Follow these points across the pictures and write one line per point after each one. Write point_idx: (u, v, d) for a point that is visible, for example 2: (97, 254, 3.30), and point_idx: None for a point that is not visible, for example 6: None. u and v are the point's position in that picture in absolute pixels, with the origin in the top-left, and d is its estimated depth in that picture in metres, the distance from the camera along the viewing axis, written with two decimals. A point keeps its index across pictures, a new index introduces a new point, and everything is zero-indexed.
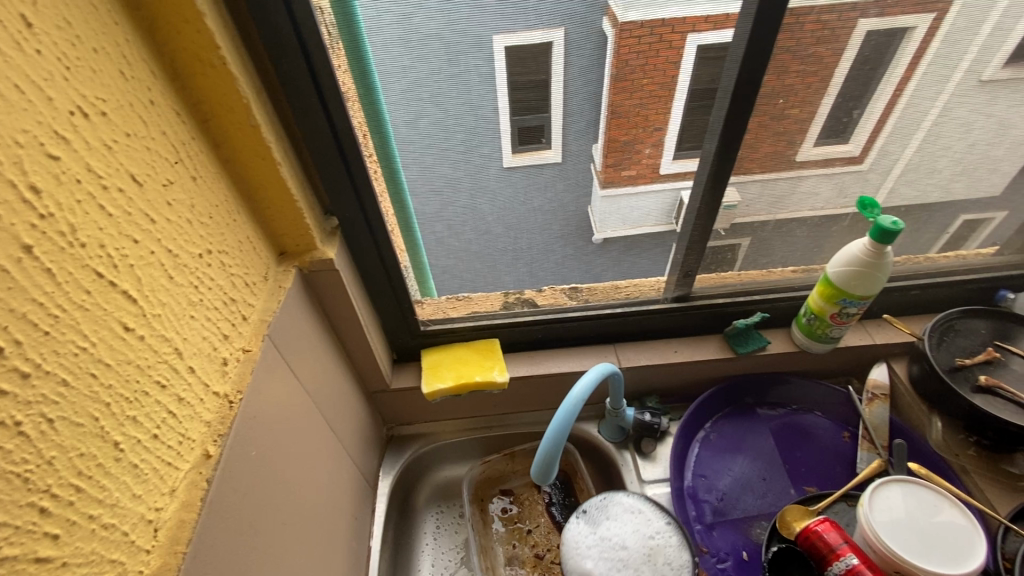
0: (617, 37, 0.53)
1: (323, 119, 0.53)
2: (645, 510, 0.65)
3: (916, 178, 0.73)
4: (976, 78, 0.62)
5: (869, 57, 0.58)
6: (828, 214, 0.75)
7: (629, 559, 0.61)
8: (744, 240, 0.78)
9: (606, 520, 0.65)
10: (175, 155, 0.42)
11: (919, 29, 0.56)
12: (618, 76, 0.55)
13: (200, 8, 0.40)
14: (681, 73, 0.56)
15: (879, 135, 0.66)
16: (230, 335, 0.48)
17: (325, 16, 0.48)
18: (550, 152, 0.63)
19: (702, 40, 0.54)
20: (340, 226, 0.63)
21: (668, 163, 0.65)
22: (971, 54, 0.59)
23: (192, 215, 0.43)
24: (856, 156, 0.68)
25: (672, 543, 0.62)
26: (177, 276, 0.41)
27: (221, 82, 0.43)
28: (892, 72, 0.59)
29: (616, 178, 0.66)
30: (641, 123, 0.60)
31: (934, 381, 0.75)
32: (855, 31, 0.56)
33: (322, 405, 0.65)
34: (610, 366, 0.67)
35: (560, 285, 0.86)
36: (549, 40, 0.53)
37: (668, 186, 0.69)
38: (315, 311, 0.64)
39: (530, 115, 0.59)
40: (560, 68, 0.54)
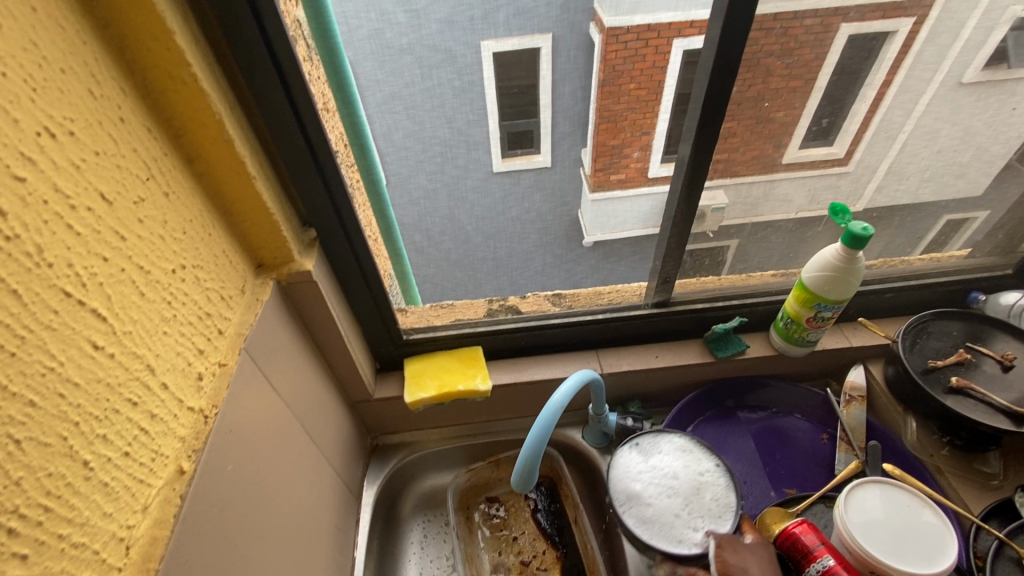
0: None
1: (299, 133, 0.53)
2: (694, 450, 0.72)
3: (887, 185, 0.75)
4: (956, 79, 0.63)
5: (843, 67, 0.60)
6: (803, 218, 0.78)
7: (679, 488, 0.68)
8: (731, 243, 0.81)
9: (658, 454, 0.72)
10: (146, 172, 0.42)
11: (900, 32, 0.58)
12: None
13: (171, 27, 0.40)
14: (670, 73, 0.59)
15: (862, 139, 0.69)
16: (206, 350, 0.48)
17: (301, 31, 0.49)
18: None
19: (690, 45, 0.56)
20: (318, 238, 0.63)
21: None
22: (952, 57, 0.61)
23: (165, 231, 0.43)
24: (840, 158, 0.71)
25: (720, 483, 0.69)
26: (149, 292, 0.41)
27: (193, 99, 0.44)
28: (874, 76, 0.62)
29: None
30: (632, 126, 0.63)
31: (907, 383, 0.77)
32: (838, 33, 0.57)
33: (303, 417, 0.65)
34: (589, 373, 0.67)
35: (543, 292, 0.89)
36: None
37: None
38: (294, 323, 0.64)
39: None
40: None
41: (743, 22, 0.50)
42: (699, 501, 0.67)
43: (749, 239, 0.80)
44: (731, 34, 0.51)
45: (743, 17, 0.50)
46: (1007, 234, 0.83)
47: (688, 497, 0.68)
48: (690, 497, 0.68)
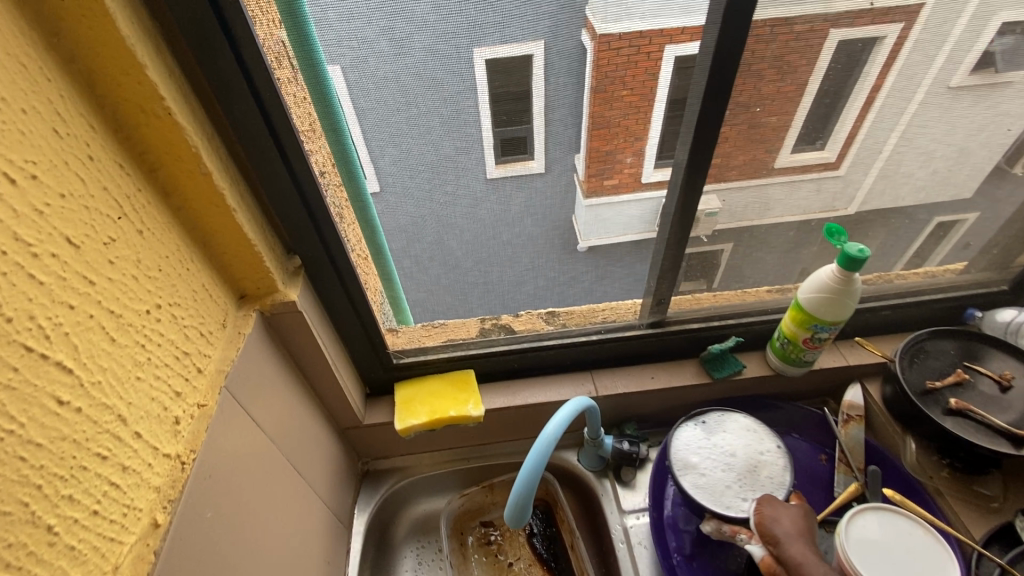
0: (595, 49, 0.51)
1: (281, 163, 0.51)
2: (759, 432, 0.76)
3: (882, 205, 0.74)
4: (943, 85, 0.60)
5: (832, 86, 0.57)
6: (803, 219, 0.73)
7: (736, 463, 0.73)
8: (726, 245, 0.75)
9: (723, 432, 0.76)
10: (118, 211, 0.40)
11: (887, 38, 0.54)
12: (599, 87, 0.53)
13: (141, 59, 0.38)
14: (659, 85, 0.54)
15: (853, 140, 0.64)
16: (184, 391, 0.46)
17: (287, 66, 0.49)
18: (534, 162, 0.60)
19: (678, 51, 0.52)
20: (303, 266, 0.61)
21: (650, 171, 0.63)
22: (935, 68, 0.58)
23: (139, 271, 0.42)
24: (833, 162, 0.65)
25: (778, 464, 0.72)
26: (121, 337, 0.39)
27: (168, 132, 0.42)
28: (857, 95, 0.59)
29: (599, 187, 0.62)
30: (622, 133, 0.57)
31: (905, 402, 0.76)
32: (825, 40, 0.53)
33: (289, 449, 0.63)
34: (586, 400, 0.66)
35: (536, 311, 0.84)
36: (527, 53, 0.51)
37: (650, 195, 0.65)
38: (279, 352, 0.62)
39: (513, 126, 0.56)
40: (540, 80, 0.53)
41: (739, 33, 0.50)
42: (754, 478, 0.71)
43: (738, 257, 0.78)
44: (728, 41, 0.50)
45: (739, 29, 0.50)
46: (1002, 250, 0.82)
47: (743, 472, 0.72)
48: (745, 473, 0.72)
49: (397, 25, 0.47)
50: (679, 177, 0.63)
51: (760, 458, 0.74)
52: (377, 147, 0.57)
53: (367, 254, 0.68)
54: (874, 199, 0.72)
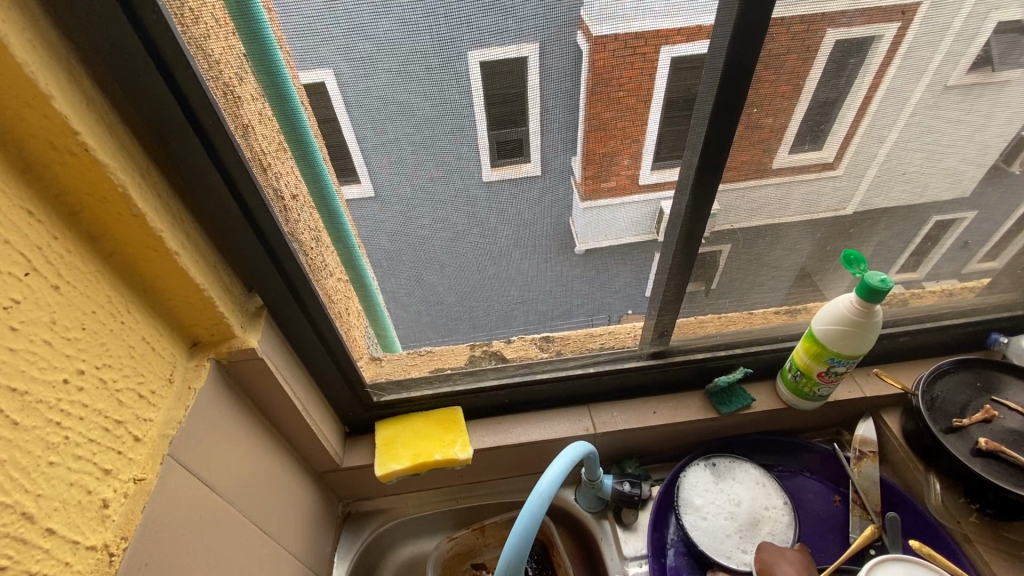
0: (592, 52, 0.45)
1: (231, 198, 0.46)
2: (767, 484, 0.74)
3: (904, 228, 0.68)
4: (940, 84, 0.52)
5: (851, 102, 0.51)
6: (812, 219, 0.64)
7: (740, 514, 0.71)
8: (723, 248, 0.65)
9: (732, 479, 0.74)
10: (25, 266, 0.34)
11: (884, 38, 0.47)
12: (594, 91, 0.46)
13: (47, 90, 0.32)
14: (655, 88, 0.47)
15: (850, 141, 0.55)
16: (116, 467, 0.40)
17: (252, 91, 0.44)
18: (529, 166, 0.52)
19: (677, 52, 0.45)
20: (266, 305, 0.55)
21: (647, 173, 0.54)
22: (937, 60, 0.50)
23: (53, 333, 0.35)
24: (830, 163, 0.57)
25: (783, 520, 0.71)
26: (26, 420, 0.33)
27: (87, 171, 0.36)
28: (852, 97, 0.51)
29: (596, 190, 0.54)
30: (619, 136, 0.50)
31: (926, 438, 0.70)
32: (822, 39, 0.46)
33: (252, 507, 0.57)
34: (584, 446, 0.60)
35: (531, 336, 0.76)
36: (522, 55, 0.44)
37: (645, 198, 0.57)
38: (239, 400, 0.56)
39: (508, 129, 0.49)
40: (535, 88, 0.46)
41: (751, 48, 0.44)
42: (756, 532, 0.70)
43: (736, 280, 0.71)
44: (739, 57, 0.45)
45: (751, 44, 0.44)
46: None
47: (746, 525, 0.71)
48: (747, 526, 0.70)
49: (356, 45, 0.42)
50: (687, 188, 0.56)
51: (765, 511, 0.72)
52: (346, 177, 0.51)
53: (346, 278, 0.62)
54: (892, 220, 0.66)
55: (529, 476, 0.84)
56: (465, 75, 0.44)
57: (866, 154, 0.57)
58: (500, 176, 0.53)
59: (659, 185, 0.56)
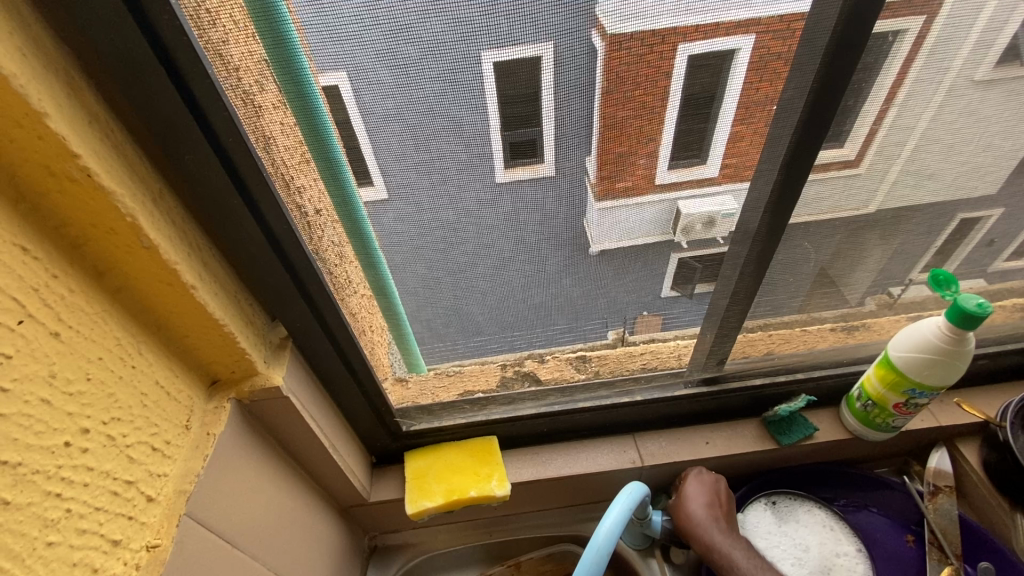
0: (607, 50, 0.38)
1: (252, 222, 0.40)
2: (838, 530, 0.69)
3: (960, 242, 0.62)
4: (967, 78, 0.44)
5: (899, 102, 0.45)
6: (843, 220, 0.54)
7: (809, 559, 0.66)
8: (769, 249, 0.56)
9: (797, 523, 0.69)
10: (18, 312, 0.28)
11: (909, 32, 0.40)
12: (609, 92, 0.40)
13: (42, 106, 0.27)
14: (672, 87, 0.40)
15: (876, 137, 0.47)
16: (125, 535, 0.35)
17: (274, 97, 0.38)
18: (545, 167, 0.45)
19: (694, 49, 0.38)
20: (290, 336, 0.50)
21: (664, 172, 0.46)
22: (963, 50, 0.42)
23: (53, 389, 0.30)
24: (852, 160, 0.48)
25: (857, 569, 0.66)
26: (21, 496, 0.28)
27: (92, 200, 0.31)
28: (875, 95, 0.43)
29: (611, 191, 0.47)
30: (634, 136, 0.43)
31: (1018, 476, 0.63)
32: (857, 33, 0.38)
33: (273, 558, 0.52)
34: (641, 488, 0.55)
35: (565, 354, 0.69)
36: (536, 54, 0.38)
37: (661, 198, 0.48)
38: (261, 441, 0.50)
39: (522, 128, 0.42)
40: (549, 89, 0.39)
41: (860, 42, 0.38)
42: None
43: (802, 300, 0.64)
44: (842, 51, 0.38)
45: (857, 40, 0.37)
46: None
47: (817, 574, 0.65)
48: (818, 573, 0.65)
49: (399, 49, 0.36)
50: (763, 204, 0.49)
51: (837, 558, 0.67)
52: (363, 180, 0.44)
53: (370, 293, 0.56)
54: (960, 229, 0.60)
55: (570, 509, 0.78)
56: (480, 79, 0.38)
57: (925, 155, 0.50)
58: (516, 177, 0.45)
59: (702, 183, 0.48)
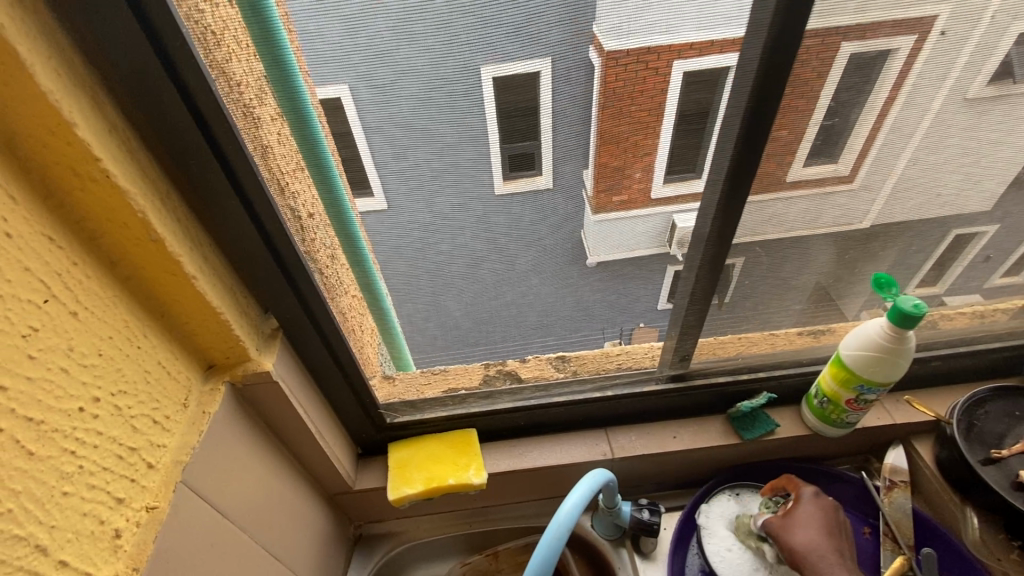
0: (604, 67, 0.43)
1: (248, 221, 0.45)
2: None
3: (917, 256, 0.67)
4: (960, 96, 0.49)
5: (864, 123, 0.50)
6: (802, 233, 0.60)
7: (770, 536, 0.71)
8: (738, 260, 0.62)
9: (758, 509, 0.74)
10: (44, 292, 0.33)
11: (901, 52, 0.45)
12: (608, 103, 0.45)
13: (71, 117, 0.32)
14: (668, 103, 0.45)
15: (867, 156, 0.53)
16: (127, 495, 0.39)
17: (273, 112, 0.44)
18: (542, 179, 0.51)
19: (689, 66, 0.44)
20: (281, 327, 0.55)
21: (659, 186, 0.52)
22: (955, 71, 0.47)
23: (69, 362, 0.35)
24: (845, 176, 0.54)
25: None
26: (42, 449, 0.33)
27: (109, 196, 0.35)
28: (868, 113, 0.49)
29: (606, 204, 0.53)
30: (632, 151, 0.49)
31: (962, 470, 0.67)
32: (837, 54, 0.44)
33: (262, 535, 0.56)
34: (604, 474, 0.59)
35: (545, 355, 0.77)
36: (535, 70, 0.43)
37: (657, 211, 0.54)
38: (254, 424, 0.55)
39: (518, 142, 0.48)
40: (548, 96, 0.44)
41: (784, 69, 0.43)
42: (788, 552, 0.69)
43: (758, 302, 0.69)
44: (773, 68, 0.42)
45: (781, 65, 0.42)
46: None
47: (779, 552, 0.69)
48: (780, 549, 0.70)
49: (377, 72, 0.41)
50: (712, 212, 0.54)
51: None
52: (361, 189, 0.50)
53: (361, 295, 0.61)
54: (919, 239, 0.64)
55: (545, 501, 0.82)
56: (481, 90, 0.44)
57: (882, 167, 0.54)
58: (514, 189, 0.51)
59: (690, 197, 0.54)
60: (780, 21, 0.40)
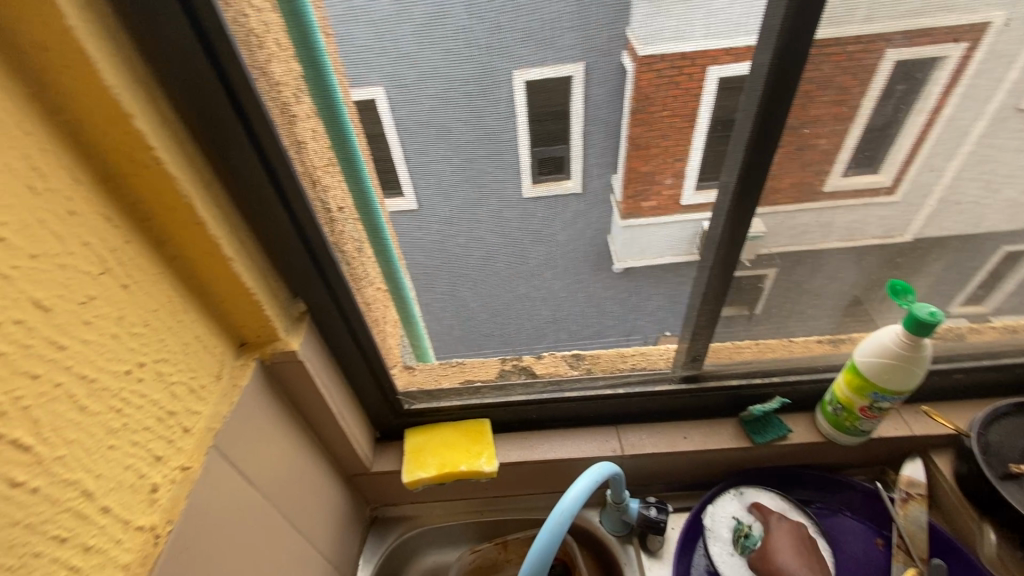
0: (636, 72, 0.46)
1: (281, 210, 0.49)
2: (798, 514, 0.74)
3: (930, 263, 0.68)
4: (1011, 105, 0.52)
5: (908, 132, 0.53)
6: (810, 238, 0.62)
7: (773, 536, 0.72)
8: (772, 270, 0.65)
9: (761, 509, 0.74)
10: (100, 265, 0.37)
11: (949, 60, 0.47)
12: (639, 109, 0.48)
13: (129, 110, 0.36)
14: (702, 109, 0.48)
15: (911, 164, 0.56)
16: (165, 455, 0.43)
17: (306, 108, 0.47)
18: (571, 183, 0.56)
19: (724, 72, 0.46)
20: (308, 311, 0.58)
21: (691, 193, 0.56)
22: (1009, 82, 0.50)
23: (119, 329, 0.39)
24: (887, 187, 0.58)
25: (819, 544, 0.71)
26: (94, 404, 0.37)
27: (159, 182, 0.39)
28: (915, 117, 0.51)
29: (638, 209, 0.58)
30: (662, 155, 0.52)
31: (979, 483, 0.66)
32: (880, 61, 0.46)
33: (285, 506, 0.59)
34: (609, 467, 0.61)
35: (560, 352, 0.80)
36: (565, 74, 0.47)
37: (687, 218, 0.59)
38: (281, 401, 0.59)
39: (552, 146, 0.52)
40: (579, 103, 0.48)
41: (792, 73, 0.43)
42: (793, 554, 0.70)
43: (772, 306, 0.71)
44: (783, 70, 0.43)
45: (791, 67, 0.43)
46: None
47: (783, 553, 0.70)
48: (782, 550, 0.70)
49: (401, 72, 0.46)
50: (725, 211, 0.54)
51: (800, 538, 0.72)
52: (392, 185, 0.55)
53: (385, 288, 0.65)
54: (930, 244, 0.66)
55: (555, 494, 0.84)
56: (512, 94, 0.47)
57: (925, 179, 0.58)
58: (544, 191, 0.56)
59: None
60: (790, 26, 0.40)
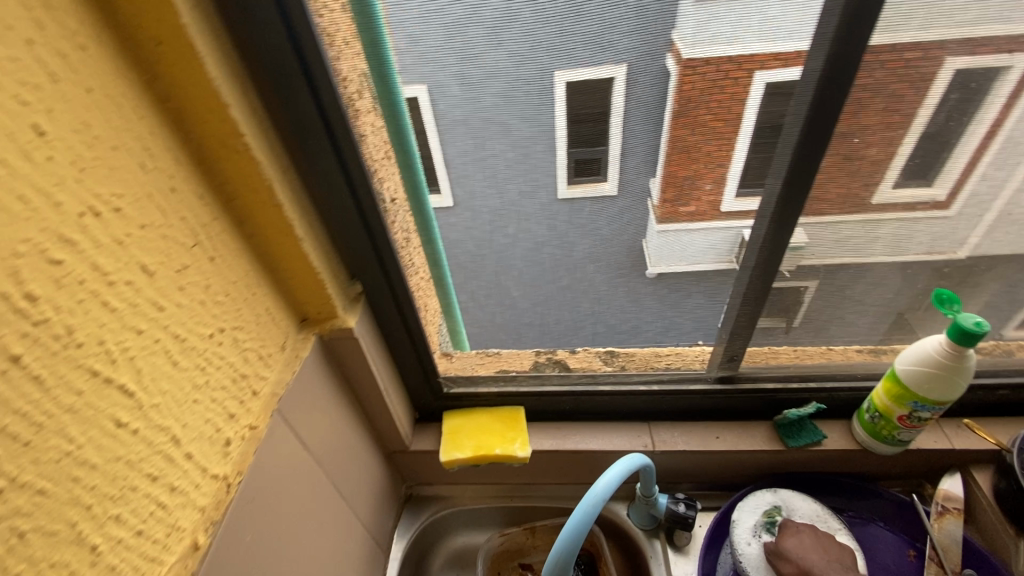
0: (681, 74, 0.48)
1: (347, 197, 0.53)
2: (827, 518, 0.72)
3: (979, 276, 0.68)
4: None
5: (965, 146, 0.53)
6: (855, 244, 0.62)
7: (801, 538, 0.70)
8: (811, 283, 0.66)
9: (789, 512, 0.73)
10: (193, 238, 0.42)
11: (1014, 69, 0.47)
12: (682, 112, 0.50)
13: (226, 100, 0.40)
14: (747, 112, 0.49)
15: (967, 180, 0.56)
16: (237, 413, 0.47)
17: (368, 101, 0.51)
18: (607, 185, 0.57)
19: (770, 77, 0.47)
20: (363, 293, 0.62)
21: (731, 199, 0.57)
22: None
23: (205, 296, 0.43)
24: (942, 200, 0.57)
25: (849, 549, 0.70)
26: (184, 360, 0.41)
27: (246, 166, 0.44)
28: (977, 127, 0.51)
29: (676, 214, 0.58)
30: (703, 159, 0.53)
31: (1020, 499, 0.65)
32: (939, 69, 0.46)
33: (334, 473, 0.64)
34: (641, 459, 0.62)
35: (594, 349, 0.82)
36: (611, 75, 0.49)
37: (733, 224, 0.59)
38: (336, 375, 0.63)
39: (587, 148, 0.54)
40: (621, 103, 0.50)
41: (845, 80, 0.45)
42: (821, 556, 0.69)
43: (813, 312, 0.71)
44: (836, 77, 0.44)
45: (843, 72, 0.44)
46: None
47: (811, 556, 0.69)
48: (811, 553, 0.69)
49: (468, 72, 0.49)
50: (768, 213, 0.56)
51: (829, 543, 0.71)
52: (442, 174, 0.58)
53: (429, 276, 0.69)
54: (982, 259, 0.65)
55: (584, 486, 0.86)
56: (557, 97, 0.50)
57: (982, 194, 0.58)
58: (579, 193, 0.58)
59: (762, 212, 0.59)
60: (840, 35, 0.42)
